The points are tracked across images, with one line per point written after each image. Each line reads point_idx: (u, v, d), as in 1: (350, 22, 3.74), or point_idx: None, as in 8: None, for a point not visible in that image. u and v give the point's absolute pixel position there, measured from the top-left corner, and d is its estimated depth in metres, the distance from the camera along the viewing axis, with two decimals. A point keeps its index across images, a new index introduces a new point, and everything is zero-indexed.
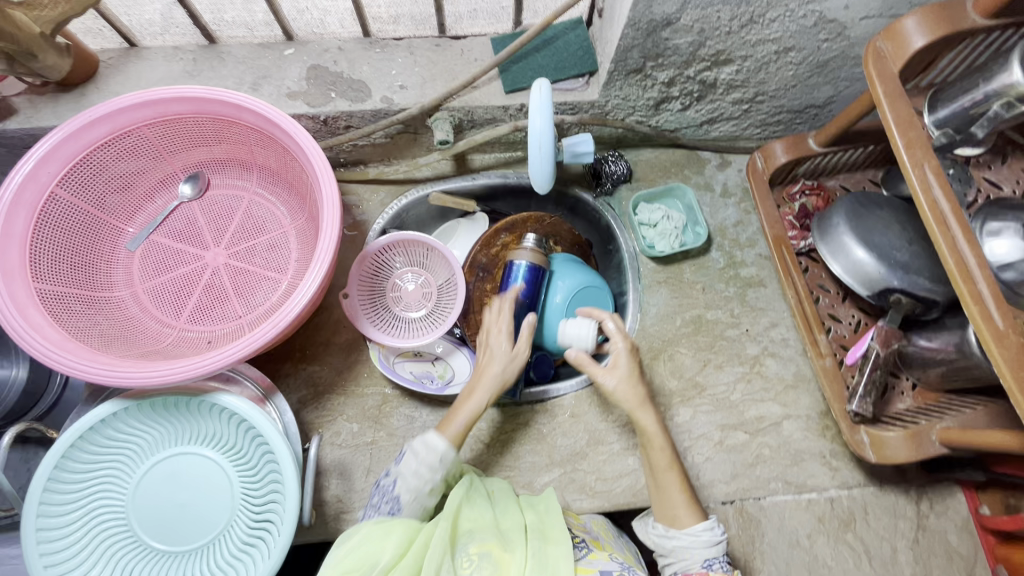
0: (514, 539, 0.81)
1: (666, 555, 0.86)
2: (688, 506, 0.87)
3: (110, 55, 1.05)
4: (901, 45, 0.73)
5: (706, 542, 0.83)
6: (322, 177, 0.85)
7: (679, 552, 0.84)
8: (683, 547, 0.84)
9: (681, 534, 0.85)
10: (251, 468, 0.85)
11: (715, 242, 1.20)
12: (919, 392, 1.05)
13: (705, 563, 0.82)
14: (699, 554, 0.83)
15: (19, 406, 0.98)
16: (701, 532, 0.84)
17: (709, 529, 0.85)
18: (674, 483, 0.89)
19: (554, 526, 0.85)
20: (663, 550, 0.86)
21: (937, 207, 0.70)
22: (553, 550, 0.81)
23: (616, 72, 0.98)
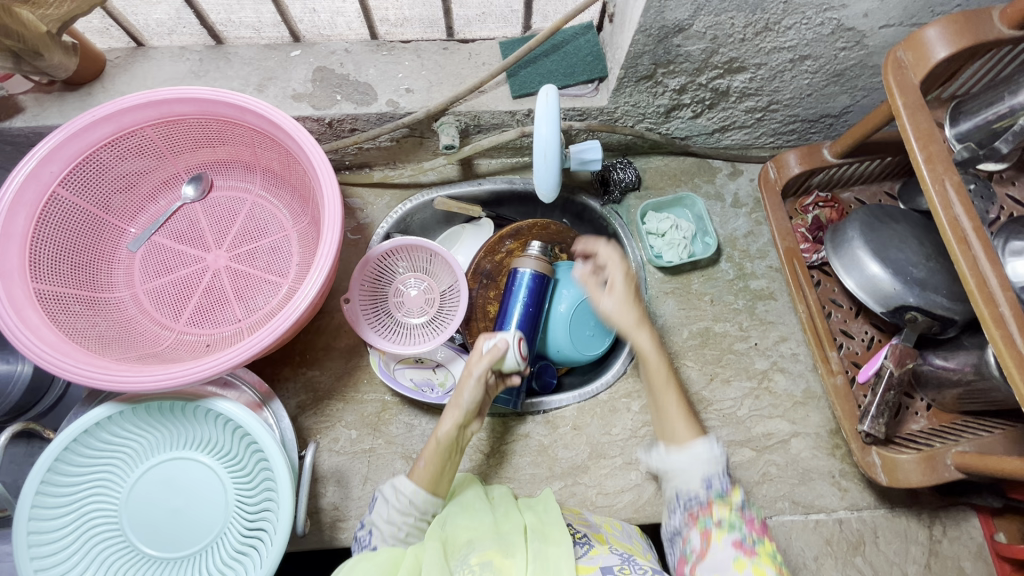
0: (515, 542, 0.77)
1: (669, 473, 0.79)
2: (687, 428, 0.81)
3: (117, 54, 1.04)
4: (922, 56, 0.71)
5: (709, 460, 0.76)
6: (324, 180, 0.84)
7: (681, 470, 0.77)
8: (686, 464, 0.77)
9: (678, 453, 0.79)
10: (246, 474, 0.84)
11: (725, 252, 1.17)
12: (933, 412, 1.02)
13: (705, 479, 0.75)
14: (699, 475, 0.75)
15: (23, 403, 0.98)
16: (702, 452, 0.77)
17: (708, 447, 0.77)
18: (675, 400, 0.84)
19: (554, 525, 0.82)
20: (666, 467, 0.79)
21: (958, 225, 0.67)
22: (554, 550, 0.77)
23: (625, 78, 0.96)
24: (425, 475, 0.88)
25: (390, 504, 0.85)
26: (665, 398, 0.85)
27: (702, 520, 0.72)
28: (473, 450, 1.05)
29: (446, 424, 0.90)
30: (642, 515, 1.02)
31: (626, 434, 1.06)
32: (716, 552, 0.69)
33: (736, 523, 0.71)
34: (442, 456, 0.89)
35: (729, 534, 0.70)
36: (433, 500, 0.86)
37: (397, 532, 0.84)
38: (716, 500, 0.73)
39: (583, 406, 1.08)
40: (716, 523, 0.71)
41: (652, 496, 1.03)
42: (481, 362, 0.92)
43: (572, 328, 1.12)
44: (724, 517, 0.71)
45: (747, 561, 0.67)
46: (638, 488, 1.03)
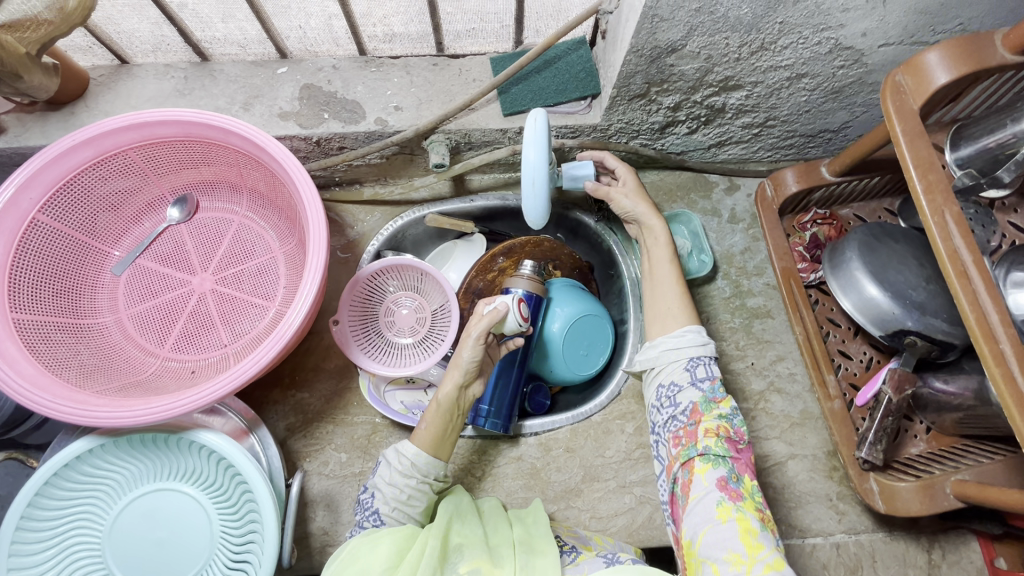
0: (503, 554, 0.77)
1: (652, 368, 0.88)
2: (682, 314, 0.91)
3: (101, 72, 1.02)
4: (922, 81, 0.68)
5: (695, 342, 0.86)
6: (308, 204, 0.83)
7: (664, 360, 0.87)
8: (670, 349, 0.87)
9: (666, 340, 0.88)
10: (231, 504, 0.82)
11: (721, 269, 1.15)
12: (933, 435, 1.00)
13: (689, 365, 0.85)
14: (680, 378, 0.84)
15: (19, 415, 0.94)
16: (689, 335, 0.87)
17: (694, 331, 0.88)
18: (674, 286, 0.93)
19: (541, 537, 0.82)
20: (650, 363, 0.88)
21: (958, 258, 0.65)
22: (541, 562, 0.77)
23: (619, 97, 0.94)
24: (427, 439, 0.85)
25: (392, 466, 0.84)
26: (663, 289, 0.94)
27: (687, 450, 0.79)
28: (465, 473, 1.03)
29: (447, 387, 0.87)
30: (636, 539, 1.00)
31: (620, 456, 1.05)
32: (702, 487, 0.75)
33: (721, 459, 0.77)
34: (444, 420, 0.87)
35: (713, 469, 0.76)
36: (435, 462, 0.85)
37: (399, 494, 0.83)
38: (700, 429, 0.79)
39: (577, 427, 1.07)
40: (700, 455, 0.77)
41: (647, 519, 1.01)
42: (478, 323, 0.88)
43: (564, 349, 1.09)
44: (708, 448, 0.77)
45: (732, 506, 0.73)
46: (632, 512, 1.01)
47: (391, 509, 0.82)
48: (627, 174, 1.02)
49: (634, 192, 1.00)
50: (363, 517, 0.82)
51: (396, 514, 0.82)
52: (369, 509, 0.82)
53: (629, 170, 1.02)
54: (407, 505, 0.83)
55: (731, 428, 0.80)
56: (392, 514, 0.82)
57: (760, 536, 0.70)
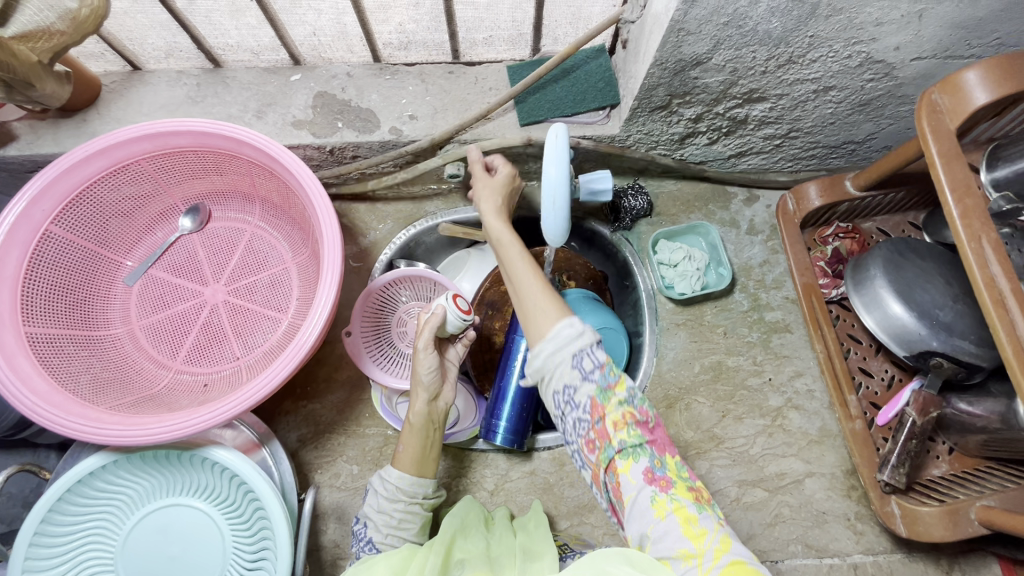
0: (502, 564, 0.74)
1: (542, 378, 0.67)
2: (551, 304, 0.66)
3: (113, 78, 1.01)
4: (961, 101, 0.66)
5: (573, 337, 0.64)
6: (323, 217, 0.81)
7: (550, 366, 0.65)
8: (550, 355, 0.64)
9: (543, 345, 0.65)
10: (243, 520, 0.82)
11: (739, 282, 1.13)
12: (956, 456, 0.97)
13: (575, 364, 0.64)
14: (570, 378, 0.64)
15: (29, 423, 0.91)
16: (563, 330, 0.64)
17: (569, 324, 0.65)
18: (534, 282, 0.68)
19: (540, 542, 0.78)
20: (537, 372, 0.67)
21: (995, 286, 0.62)
22: (538, 565, 0.72)
23: (639, 108, 0.91)
24: (408, 459, 0.84)
25: (379, 493, 0.82)
26: (522, 283, 0.69)
27: (603, 453, 0.63)
28: (478, 487, 1.02)
29: (416, 406, 0.86)
30: None
31: None
32: (631, 489, 0.61)
33: (639, 448, 0.62)
34: (420, 437, 0.85)
35: (637, 464, 0.62)
36: (418, 482, 0.83)
37: (389, 520, 0.81)
38: (607, 425, 0.63)
39: None
40: (617, 452, 0.62)
41: None
42: (423, 335, 0.87)
43: None
44: (622, 441, 0.62)
45: (665, 499, 0.60)
46: None
47: (383, 536, 0.80)
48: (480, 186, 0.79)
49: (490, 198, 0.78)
50: (359, 548, 0.80)
51: (390, 539, 0.80)
52: (363, 539, 0.80)
53: (510, 176, 0.81)
54: (400, 529, 0.80)
55: (635, 410, 0.64)
56: (385, 540, 0.80)
57: (701, 519, 0.58)
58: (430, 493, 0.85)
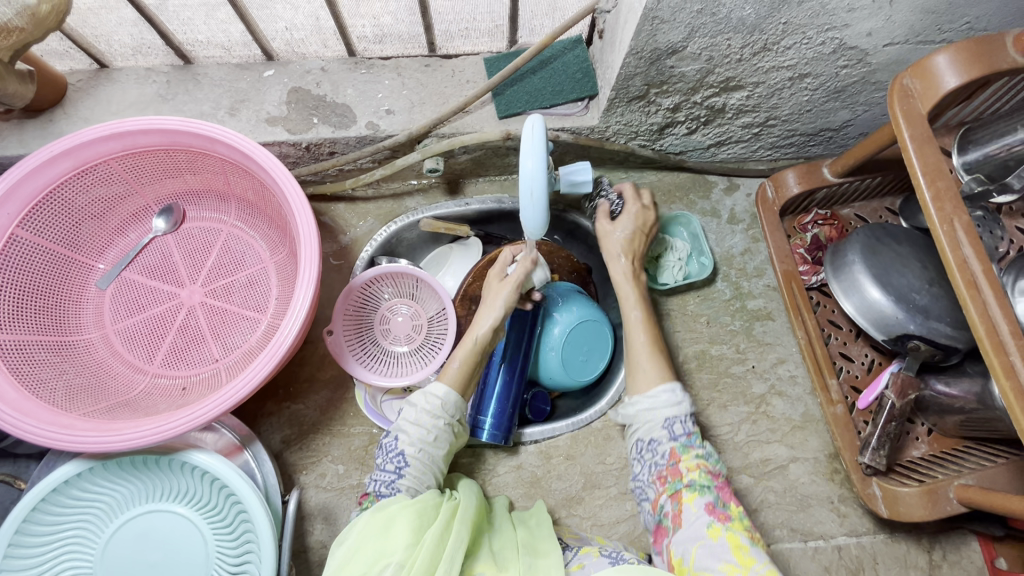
0: (506, 558, 0.74)
1: (631, 424, 0.82)
2: (655, 369, 0.83)
3: (79, 76, 0.98)
4: (931, 85, 0.67)
5: (669, 403, 0.79)
6: (299, 214, 0.80)
7: (643, 418, 0.80)
8: (646, 410, 0.80)
9: (641, 398, 0.81)
10: (226, 523, 0.81)
11: (721, 271, 1.14)
12: (935, 437, 0.99)
13: (666, 425, 0.78)
14: (659, 433, 0.78)
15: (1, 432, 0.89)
16: (663, 394, 0.80)
17: (669, 390, 0.80)
18: (644, 335, 0.88)
19: (543, 539, 0.80)
20: (629, 420, 0.82)
21: (967, 267, 0.63)
22: (544, 562, 0.74)
23: (617, 99, 0.91)
24: (457, 378, 0.85)
25: (420, 406, 0.82)
26: (635, 345, 0.87)
27: (672, 484, 0.75)
28: None
29: (483, 326, 0.89)
30: (639, 546, 0.99)
31: (621, 463, 1.04)
32: (692, 516, 0.72)
33: (706, 487, 0.74)
34: (475, 360, 0.88)
35: (701, 498, 0.73)
36: (460, 402, 0.84)
37: (426, 435, 0.81)
38: (682, 466, 0.76)
39: (577, 434, 1.05)
40: (686, 486, 0.74)
41: None
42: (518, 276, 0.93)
43: (565, 356, 1.06)
44: (693, 479, 0.75)
45: (721, 527, 0.70)
46: (634, 518, 1.01)
47: (416, 450, 0.80)
48: (629, 228, 0.96)
49: (625, 251, 0.95)
50: (386, 459, 0.79)
51: (422, 455, 0.80)
52: (393, 451, 0.80)
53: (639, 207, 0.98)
54: (432, 446, 0.81)
55: (708, 464, 0.77)
56: (417, 455, 0.79)
57: (751, 550, 0.68)
58: (460, 418, 0.86)
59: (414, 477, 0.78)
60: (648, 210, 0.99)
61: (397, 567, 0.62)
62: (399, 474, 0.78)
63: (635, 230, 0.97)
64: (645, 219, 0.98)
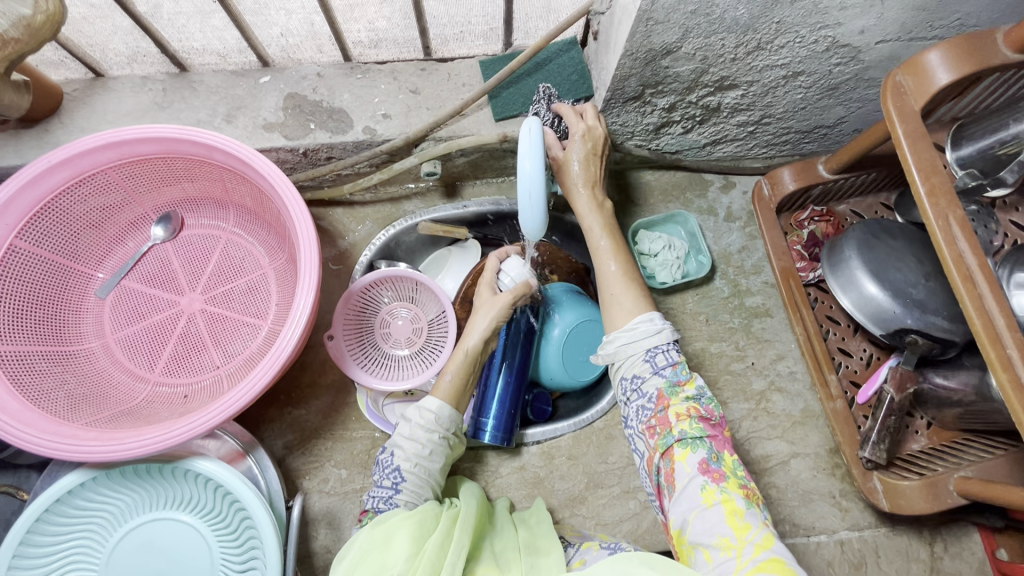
0: (508, 559, 0.74)
1: (613, 364, 0.77)
2: (630, 299, 0.78)
3: (75, 86, 0.98)
4: (923, 82, 0.67)
5: (651, 336, 0.74)
6: (298, 219, 0.80)
7: (624, 354, 0.74)
8: (625, 345, 0.74)
9: (620, 333, 0.76)
10: (230, 530, 0.80)
11: (719, 269, 1.14)
12: (934, 430, 0.99)
13: (648, 358, 0.73)
14: (641, 370, 0.73)
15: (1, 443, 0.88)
16: (644, 326, 0.75)
17: (649, 320, 0.75)
18: (616, 264, 0.82)
19: (545, 537, 0.81)
20: (609, 358, 0.76)
21: (963, 262, 0.64)
22: (546, 561, 0.75)
23: (613, 99, 0.92)
24: (450, 390, 0.86)
25: (413, 422, 0.82)
26: (608, 279, 0.81)
27: (663, 439, 0.69)
28: None
29: (473, 339, 0.89)
30: (643, 544, 1.00)
31: (623, 462, 1.04)
32: (684, 476, 0.67)
33: (698, 441, 0.68)
34: (466, 372, 0.88)
35: (693, 454, 0.68)
36: (455, 416, 0.85)
37: (421, 450, 0.81)
38: (670, 414, 0.70)
39: (579, 434, 1.06)
40: (677, 441, 0.69)
41: (653, 524, 1.01)
42: (509, 295, 0.91)
43: (565, 357, 1.07)
44: (684, 431, 0.69)
45: (715, 489, 0.65)
46: (637, 517, 1.01)
47: (411, 465, 0.79)
48: (582, 152, 0.85)
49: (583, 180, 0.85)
50: (383, 476, 0.79)
51: (417, 470, 0.79)
52: (389, 467, 0.79)
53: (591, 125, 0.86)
54: (428, 460, 0.81)
55: (700, 407, 0.71)
56: (413, 469, 0.79)
57: (747, 515, 0.63)
58: (455, 431, 0.86)
59: (412, 492, 0.78)
60: (596, 127, 0.86)
61: None
62: (396, 490, 0.78)
63: (589, 154, 0.86)
64: (593, 138, 0.86)
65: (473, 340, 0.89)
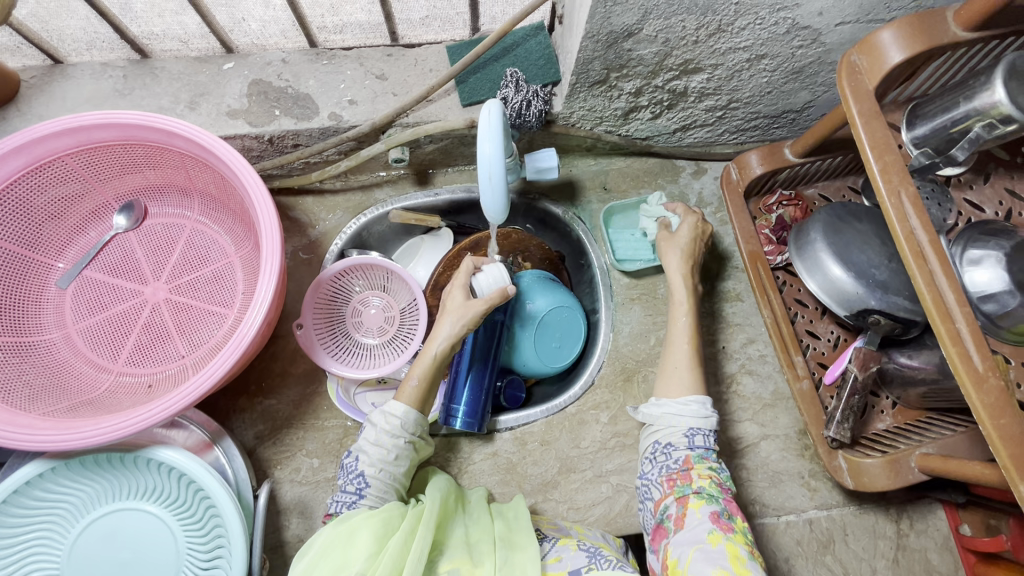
0: (482, 552, 0.75)
1: (652, 424, 0.88)
2: (689, 377, 0.89)
3: (33, 73, 0.96)
4: (877, 61, 0.68)
5: (696, 414, 0.85)
6: (260, 206, 0.79)
7: (665, 422, 0.86)
8: (671, 415, 0.86)
9: (669, 402, 0.87)
10: (196, 520, 0.80)
11: (690, 254, 1.15)
12: (898, 409, 1.02)
13: (687, 434, 0.84)
14: (676, 438, 0.84)
15: None
16: (694, 407, 0.85)
17: (699, 402, 0.86)
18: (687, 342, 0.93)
19: (521, 532, 0.80)
20: (650, 419, 0.88)
21: (914, 239, 0.65)
22: (520, 557, 0.75)
23: (578, 84, 0.92)
24: (414, 397, 0.85)
25: (378, 428, 0.82)
26: (676, 351, 0.93)
27: (682, 489, 0.80)
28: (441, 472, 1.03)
29: (436, 347, 0.88)
30: (615, 528, 1.00)
31: (595, 446, 1.05)
32: (694, 521, 0.77)
33: (714, 497, 0.79)
34: (430, 378, 0.88)
35: (707, 505, 0.78)
36: (421, 419, 0.85)
37: (386, 455, 0.81)
38: (693, 472, 0.81)
39: (552, 420, 1.06)
40: (694, 493, 0.79)
41: (625, 507, 1.01)
42: (480, 302, 0.90)
43: (538, 342, 1.08)
44: (703, 487, 0.79)
45: (722, 535, 0.74)
46: (609, 501, 1.02)
47: (376, 470, 0.80)
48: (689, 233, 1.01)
49: (683, 252, 1.00)
50: (347, 480, 0.80)
51: (382, 474, 0.80)
52: (354, 472, 0.80)
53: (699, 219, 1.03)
54: (393, 465, 0.81)
55: (720, 478, 0.82)
56: (378, 474, 0.79)
57: (748, 562, 0.71)
58: (421, 433, 0.86)
59: (376, 497, 0.79)
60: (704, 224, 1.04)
61: None
62: (360, 495, 0.78)
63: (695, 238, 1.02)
64: (702, 227, 1.03)
65: (436, 350, 0.88)
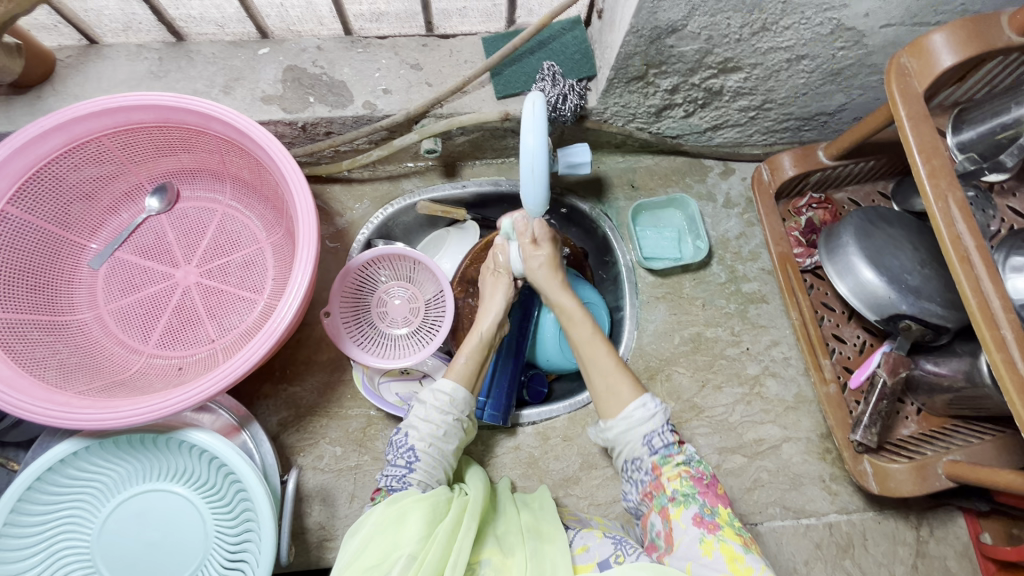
0: (512, 543, 0.75)
1: (615, 447, 0.84)
2: (623, 384, 0.84)
3: (68, 53, 0.96)
4: (928, 64, 0.67)
5: (643, 420, 0.80)
6: (297, 192, 0.79)
7: (623, 438, 0.82)
8: (623, 432, 0.81)
9: (616, 421, 0.82)
10: (225, 503, 0.80)
11: (717, 254, 1.15)
12: (923, 416, 1.01)
13: (646, 443, 0.80)
14: (638, 451, 0.80)
15: None
16: (636, 411, 0.81)
17: (641, 405, 0.81)
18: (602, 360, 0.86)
19: (547, 522, 0.80)
20: (610, 442, 0.84)
21: (960, 243, 0.64)
22: (549, 548, 0.75)
23: (616, 79, 0.91)
24: (463, 372, 0.86)
25: (427, 404, 0.83)
26: (599, 366, 0.85)
27: (659, 500, 0.78)
28: None
29: (483, 325, 0.91)
30: (635, 525, 1.01)
31: None
32: (681, 533, 0.73)
33: (691, 497, 0.76)
34: (481, 355, 0.89)
35: (687, 511, 0.75)
36: (469, 397, 0.85)
37: (435, 430, 0.81)
38: (664, 479, 0.78)
39: (574, 416, 1.06)
40: (671, 501, 0.76)
41: None
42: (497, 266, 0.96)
43: (562, 339, 1.08)
44: (676, 490, 0.77)
45: (713, 539, 0.71)
46: None
47: (426, 445, 0.80)
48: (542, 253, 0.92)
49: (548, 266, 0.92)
50: (397, 455, 0.80)
51: (432, 450, 0.80)
52: (403, 446, 0.80)
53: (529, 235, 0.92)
54: (442, 440, 0.81)
55: (691, 468, 0.79)
56: (428, 449, 0.80)
57: (747, 558, 0.69)
58: (469, 413, 0.86)
59: (425, 471, 0.79)
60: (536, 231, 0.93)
61: (408, 561, 0.63)
62: (410, 468, 0.78)
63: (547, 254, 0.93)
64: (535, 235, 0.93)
65: (482, 328, 0.91)
